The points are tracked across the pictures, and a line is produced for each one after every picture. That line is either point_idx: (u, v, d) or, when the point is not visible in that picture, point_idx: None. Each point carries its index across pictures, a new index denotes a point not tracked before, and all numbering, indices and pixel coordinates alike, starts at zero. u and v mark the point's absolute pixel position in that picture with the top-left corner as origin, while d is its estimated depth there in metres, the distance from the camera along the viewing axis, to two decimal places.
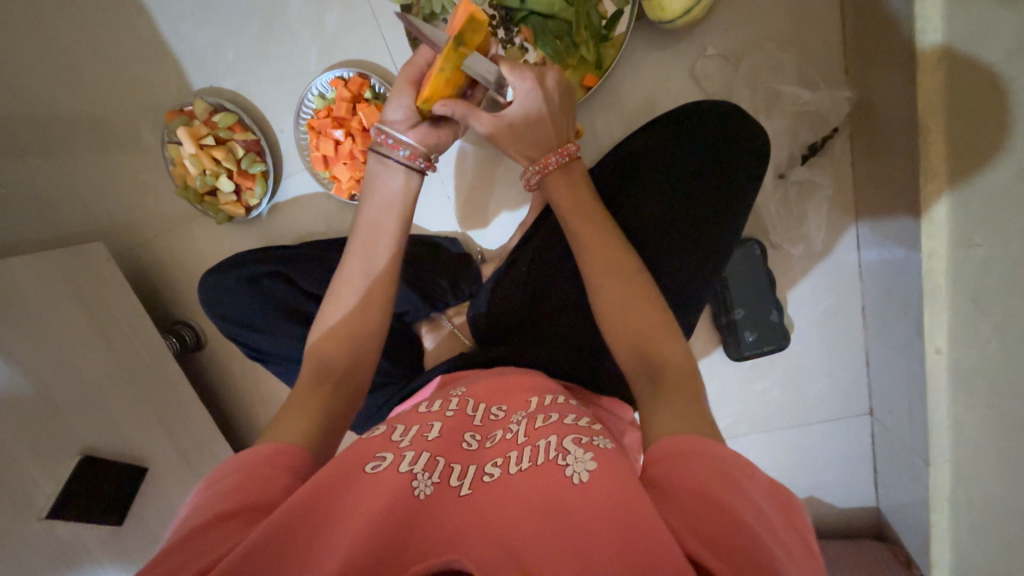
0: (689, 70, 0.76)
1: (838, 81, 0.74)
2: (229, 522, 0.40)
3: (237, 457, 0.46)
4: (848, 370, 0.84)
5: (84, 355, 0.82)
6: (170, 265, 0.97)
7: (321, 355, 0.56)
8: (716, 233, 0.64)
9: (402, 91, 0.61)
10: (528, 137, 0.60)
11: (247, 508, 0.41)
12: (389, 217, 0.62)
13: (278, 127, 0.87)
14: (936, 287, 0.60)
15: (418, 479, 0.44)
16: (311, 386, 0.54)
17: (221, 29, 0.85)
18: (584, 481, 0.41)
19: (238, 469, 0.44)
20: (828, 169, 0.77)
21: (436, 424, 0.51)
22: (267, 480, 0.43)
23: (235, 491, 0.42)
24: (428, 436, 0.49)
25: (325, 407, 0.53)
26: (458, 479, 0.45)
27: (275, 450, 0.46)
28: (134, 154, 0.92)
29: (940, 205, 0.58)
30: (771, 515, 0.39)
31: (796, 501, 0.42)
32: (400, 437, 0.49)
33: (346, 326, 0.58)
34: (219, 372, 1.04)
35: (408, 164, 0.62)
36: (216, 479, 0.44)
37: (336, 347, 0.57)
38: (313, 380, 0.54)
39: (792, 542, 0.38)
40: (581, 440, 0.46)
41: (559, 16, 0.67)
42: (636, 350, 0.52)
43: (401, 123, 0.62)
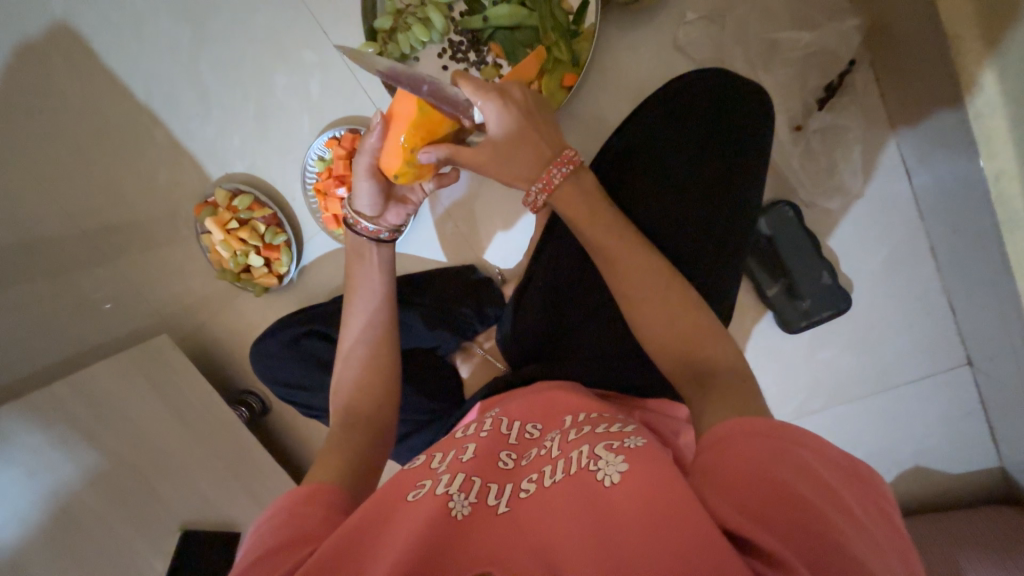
0: (671, 41, 0.70)
1: (843, 11, 0.66)
2: (276, 557, 0.42)
3: (280, 499, 0.48)
4: (928, 319, 0.75)
5: (167, 438, 0.90)
6: (226, 342, 1.06)
7: (347, 398, 0.58)
8: (737, 202, 0.59)
9: (365, 180, 0.60)
10: (512, 162, 0.57)
11: (289, 544, 0.42)
12: (372, 281, 0.63)
13: (290, 196, 0.92)
14: (1014, 212, 0.52)
15: (455, 499, 0.45)
16: (342, 434, 0.56)
17: (223, 122, 0.91)
18: (615, 483, 0.41)
19: (282, 509, 0.46)
20: (853, 106, 0.69)
21: (471, 445, 0.52)
22: (305, 517, 0.45)
23: (280, 529, 0.44)
24: (463, 457, 0.50)
25: (354, 451, 0.54)
26: (495, 498, 0.46)
27: (314, 488, 0.48)
28: (176, 249, 1.01)
29: (987, 84, 0.50)
30: (844, 493, 0.36)
31: (878, 478, 0.39)
32: (439, 463, 0.50)
33: (361, 375, 0.60)
34: (288, 432, 1.11)
35: (373, 238, 0.64)
36: (264, 522, 0.47)
37: (361, 393, 0.59)
38: (342, 425, 0.56)
39: (876, 525, 0.36)
40: (612, 445, 0.45)
41: (524, 24, 0.66)
42: (683, 357, 0.49)
43: (372, 208, 0.63)
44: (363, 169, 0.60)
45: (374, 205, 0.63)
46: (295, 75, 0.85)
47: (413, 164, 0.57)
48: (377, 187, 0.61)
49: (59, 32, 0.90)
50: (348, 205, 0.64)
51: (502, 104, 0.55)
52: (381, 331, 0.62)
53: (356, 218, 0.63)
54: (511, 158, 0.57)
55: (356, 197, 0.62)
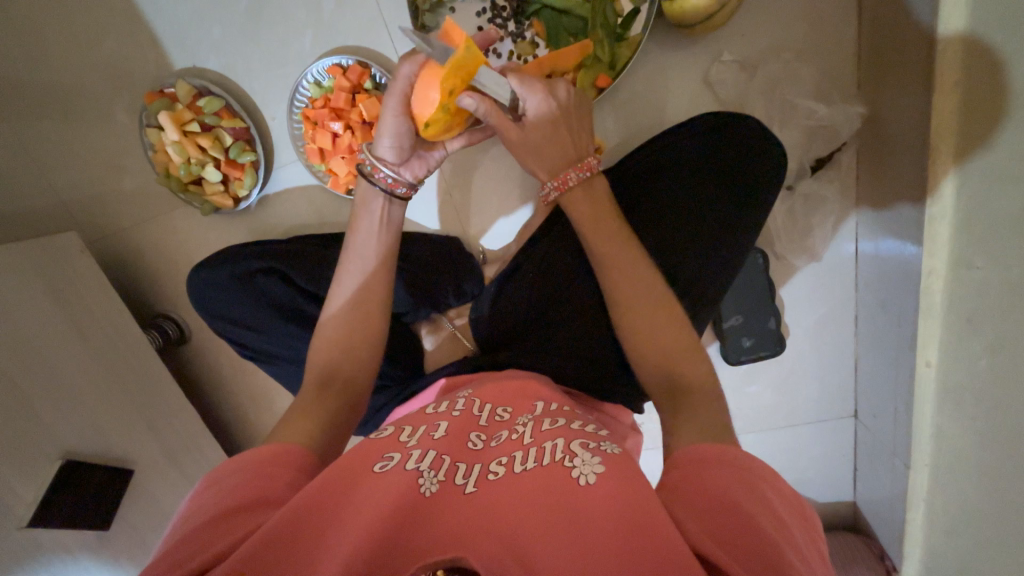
0: (703, 76, 0.73)
1: (850, 95, 0.72)
2: (236, 516, 0.42)
3: (239, 457, 0.47)
4: (838, 375, 0.87)
5: (62, 353, 0.78)
6: (153, 258, 0.93)
7: (329, 357, 0.57)
8: (732, 241, 0.63)
9: (393, 117, 0.56)
10: (539, 154, 0.58)
11: (251, 504, 0.42)
12: (370, 236, 0.60)
13: (269, 115, 0.82)
14: (932, 303, 0.61)
15: (425, 476, 0.45)
16: (316, 392, 0.55)
17: (205, 7, 0.78)
18: (590, 483, 0.43)
19: (241, 469, 0.46)
20: (834, 182, 0.77)
21: (442, 423, 0.52)
22: (271, 477, 0.45)
23: (237, 489, 0.44)
24: (435, 434, 0.50)
25: (326, 416, 0.53)
26: (463, 477, 0.46)
27: (281, 448, 0.48)
28: (110, 137, 0.86)
29: (947, 184, 0.58)
30: (791, 523, 0.40)
31: (815, 517, 0.44)
32: (408, 437, 0.50)
33: (342, 336, 0.57)
34: (207, 368, 1.01)
35: (391, 192, 0.60)
36: (218, 479, 0.46)
37: (339, 351, 0.57)
38: (319, 387, 0.55)
39: (812, 554, 0.40)
40: (588, 445, 0.47)
41: (574, 12, 0.64)
42: (667, 367, 0.52)
43: (393, 155, 0.58)
44: (392, 106, 0.55)
45: (397, 150, 0.58)
46: None
47: (446, 112, 0.54)
48: (403, 129, 0.56)
49: None
50: (367, 147, 0.59)
51: (547, 100, 0.56)
52: (374, 292, 0.59)
53: (375, 164, 0.59)
54: (544, 150, 0.58)
55: (376, 136, 0.58)
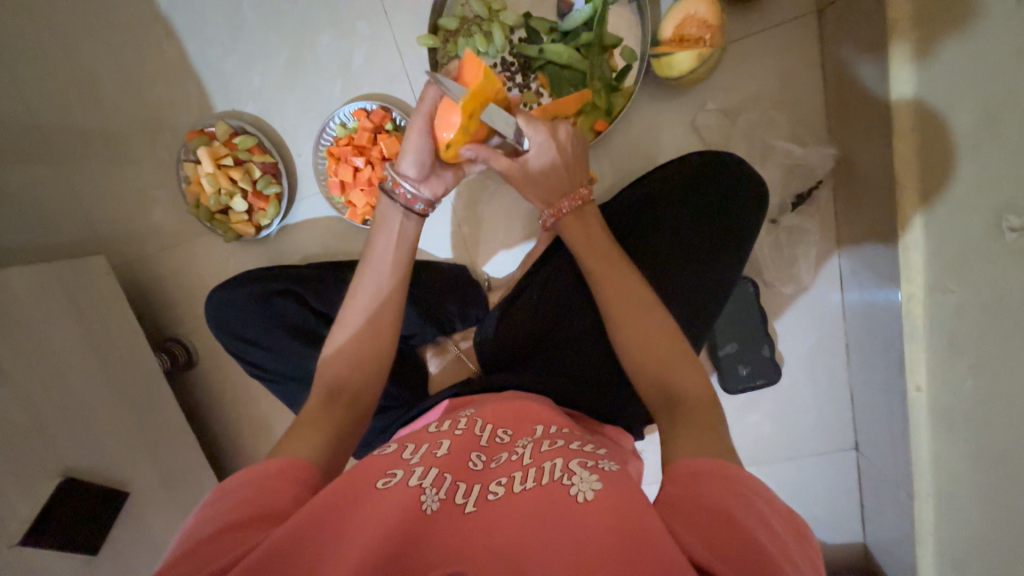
0: (690, 121, 0.82)
1: (823, 140, 0.80)
2: (240, 531, 0.43)
3: (243, 472, 0.48)
4: (834, 405, 0.89)
5: (76, 370, 0.80)
6: (172, 282, 0.97)
7: (335, 372, 0.59)
8: (720, 270, 0.69)
9: (416, 139, 0.62)
10: (539, 184, 0.63)
11: (255, 518, 0.44)
12: (389, 251, 0.64)
13: (296, 152, 0.90)
14: (914, 327, 0.63)
15: (426, 493, 0.46)
16: (324, 404, 0.56)
17: (248, 59, 0.88)
18: (588, 499, 0.44)
19: (246, 483, 0.47)
20: (815, 216, 0.83)
21: (444, 442, 0.54)
22: (276, 492, 0.46)
23: (242, 503, 0.45)
24: (438, 453, 0.52)
25: (332, 427, 0.55)
26: (463, 496, 0.47)
27: (288, 463, 0.49)
28: (147, 170, 0.94)
29: (915, 225, 0.61)
30: (783, 532, 0.42)
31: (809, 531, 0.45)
32: (411, 455, 0.51)
33: (353, 351, 0.60)
34: (211, 392, 1.02)
35: (409, 207, 0.64)
36: (223, 492, 0.47)
37: (349, 362, 0.59)
38: (326, 400, 0.57)
39: (805, 562, 0.41)
40: (586, 464, 0.48)
41: (574, 66, 0.73)
42: (662, 379, 0.55)
43: (414, 173, 0.64)
44: (418, 125, 0.62)
45: (418, 166, 0.64)
46: (340, 38, 0.85)
47: (467, 133, 0.60)
48: (425, 149, 0.63)
49: None
50: (391, 164, 0.64)
51: (549, 139, 0.63)
52: (386, 308, 0.62)
53: (396, 179, 0.63)
54: (542, 181, 0.62)
55: (400, 154, 0.64)
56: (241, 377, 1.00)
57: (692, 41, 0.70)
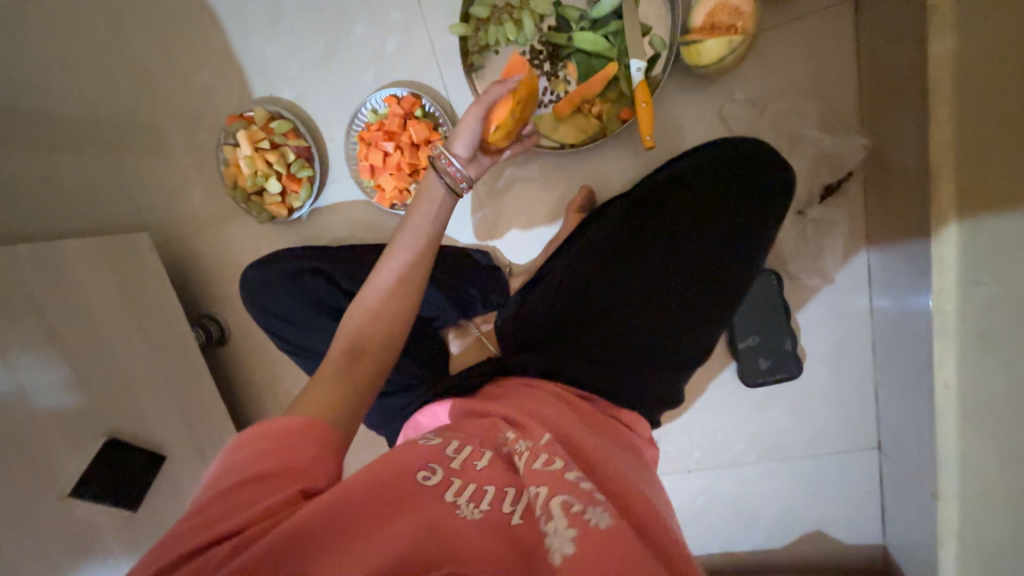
0: (717, 111, 0.81)
1: (855, 129, 0.79)
2: (260, 484, 0.43)
3: (268, 425, 0.48)
4: (858, 403, 0.87)
5: (121, 339, 0.85)
6: (207, 260, 1.02)
7: (353, 335, 0.57)
8: (738, 258, 0.74)
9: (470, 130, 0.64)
10: None
11: (277, 473, 0.44)
12: (421, 221, 0.62)
13: (329, 137, 0.93)
14: (944, 324, 0.62)
15: (465, 505, 0.43)
16: (345, 362, 0.55)
17: (286, 46, 0.91)
18: (603, 525, 0.39)
19: (269, 438, 0.47)
20: (844, 208, 0.82)
21: (485, 455, 0.50)
22: (296, 449, 0.46)
23: (265, 457, 0.45)
24: (479, 464, 0.48)
25: (349, 388, 0.54)
26: (509, 507, 0.44)
27: (310, 423, 0.48)
28: (189, 153, 0.98)
29: (950, 228, 0.61)
30: None
31: None
32: (453, 457, 0.48)
33: (378, 313, 0.58)
34: (240, 367, 1.07)
35: (453, 186, 0.64)
36: (246, 444, 0.46)
37: (373, 324, 0.57)
38: (343, 364, 0.55)
39: None
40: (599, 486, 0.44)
41: (602, 54, 0.75)
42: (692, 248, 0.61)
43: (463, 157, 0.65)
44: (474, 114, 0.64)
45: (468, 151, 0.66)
46: (374, 25, 0.87)
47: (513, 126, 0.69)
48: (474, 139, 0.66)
49: None
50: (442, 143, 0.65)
51: None
52: (414, 275, 0.60)
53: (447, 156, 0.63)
54: None
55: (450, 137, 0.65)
56: (269, 354, 1.04)
57: (723, 28, 0.71)
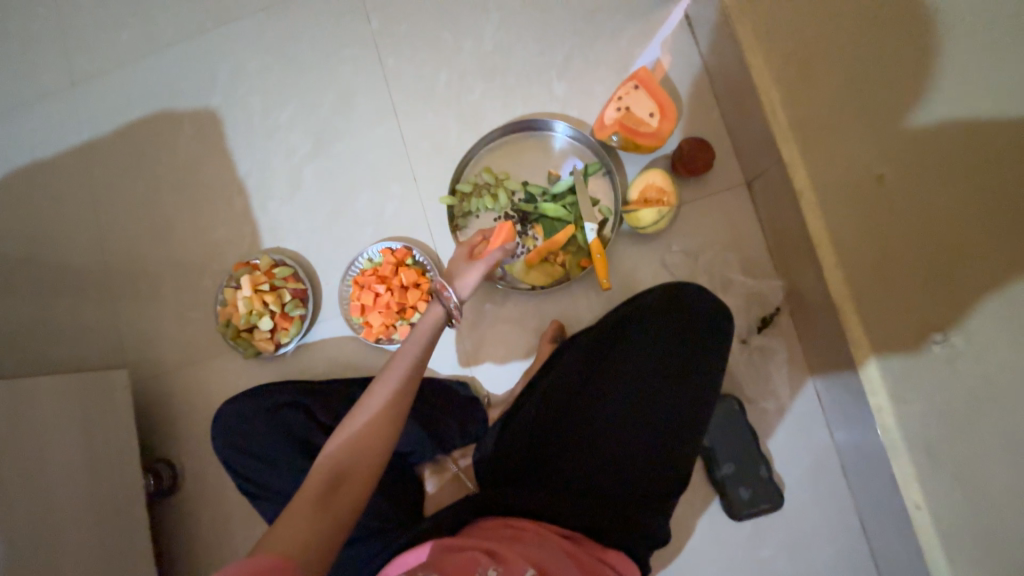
0: (660, 260, 0.98)
1: (772, 273, 0.95)
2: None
3: (238, 565, 0.46)
4: (847, 536, 0.85)
5: (66, 490, 0.79)
6: (179, 397, 1.01)
7: (335, 464, 0.57)
8: (700, 384, 0.82)
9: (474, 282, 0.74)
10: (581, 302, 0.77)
11: None
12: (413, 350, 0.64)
13: (324, 280, 1.04)
14: (895, 441, 0.69)
15: None
16: (321, 495, 0.54)
17: (299, 207, 1.08)
18: None
19: None
20: (782, 337, 0.93)
21: None
22: None
23: None
24: None
25: (321, 523, 0.53)
26: None
27: (279, 568, 0.47)
28: (188, 295, 1.06)
29: (870, 366, 0.71)
30: None
31: None
32: None
33: (360, 442, 0.58)
34: (186, 519, 0.96)
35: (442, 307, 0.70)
36: None
37: (354, 454, 0.58)
38: (317, 501, 0.54)
39: None
40: None
41: (562, 218, 0.93)
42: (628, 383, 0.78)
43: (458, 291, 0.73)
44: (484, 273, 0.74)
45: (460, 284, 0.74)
46: (376, 194, 1.07)
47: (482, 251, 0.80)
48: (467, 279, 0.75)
49: (203, 114, 1.13)
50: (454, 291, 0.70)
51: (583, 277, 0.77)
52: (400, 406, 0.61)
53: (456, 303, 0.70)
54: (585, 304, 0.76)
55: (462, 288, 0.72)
56: (224, 503, 0.95)
57: (655, 200, 0.91)
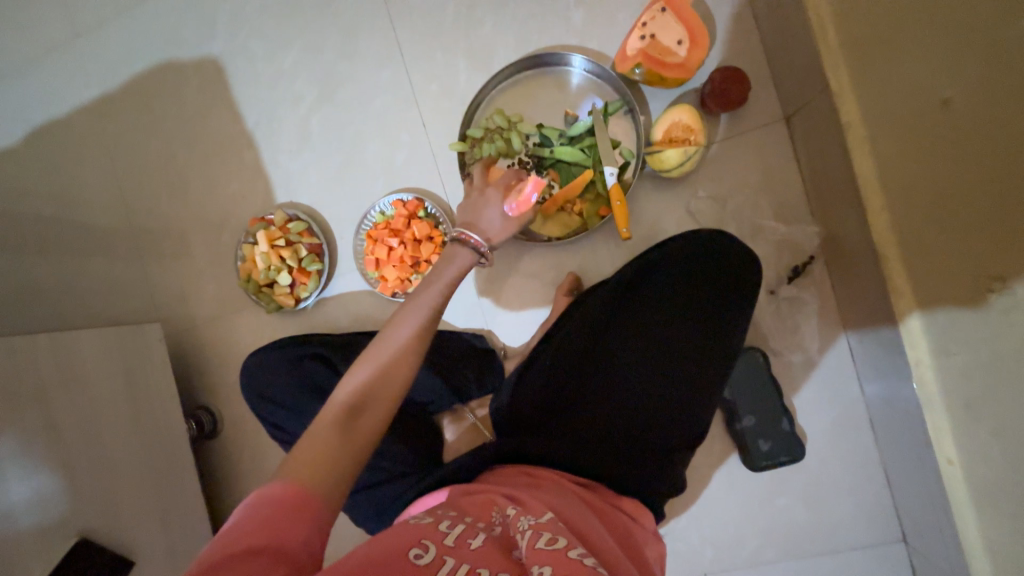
0: (685, 207, 0.92)
1: (808, 219, 0.88)
2: (251, 560, 0.43)
3: (268, 489, 0.48)
4: (869, 488, 0.84)
5: (115, 432, 0.85)
6: (210, 349, 1.05)
7: (353, 396, 0.56)
8: (722, 334, 0.80)
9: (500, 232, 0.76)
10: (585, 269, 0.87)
11: (273, 550, 0.44)
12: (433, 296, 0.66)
13: (339, 235, 1.03)
14: (930, 395, 0.65)
15: None
16: (339, 425, 0.54)
17: (309, 160, 1.06)
18: None
19: (269, 506, 0.46)
20: (815, 288, 0.87)
21: (481, 534, 0.51)
22: (291, 523, 0.46)
23: (262, 529, 0.45)
24: (473, 542, 0.49)
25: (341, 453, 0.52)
26: None
27: (304, 494, 0.48)
28: (210, 252, 1.08)
29: (911, 319, 0.66)
30: None
31: None
32: (446, 530, 0.50)
33: (378, 378, 0.58)
34: (227, 461, 1.04)
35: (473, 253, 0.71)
36: (248, 508, 0.46)
37: (372, 389, 0.57)
38: (338, 428, 0.54)
39: None
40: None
41: (580, 162, 0.87)
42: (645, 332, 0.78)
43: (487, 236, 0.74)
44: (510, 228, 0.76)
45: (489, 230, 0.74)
46: (385, 143, 1.03)
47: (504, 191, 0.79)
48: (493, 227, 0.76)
49: (206, 64, 1.09)
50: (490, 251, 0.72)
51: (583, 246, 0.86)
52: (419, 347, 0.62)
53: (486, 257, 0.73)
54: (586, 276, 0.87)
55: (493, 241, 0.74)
56: (260, 447, 1.02)
57: (680, 140, 0.84)
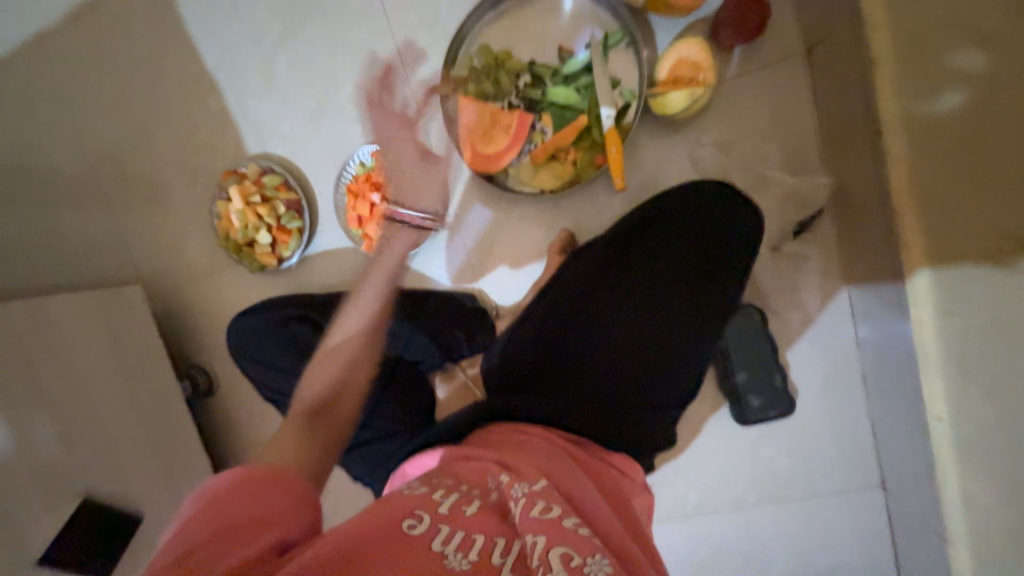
0: (688, 155, 0.85)
1: (820, 168, 0.82)
2: (228, 533, 0.45)
3: (234, 472, 0.50)
4: (854, 439, 0.85)
5: (107, 394, 0.85)
6: (196, 310, 1.03)
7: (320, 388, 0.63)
8: (718, 290, 0.78)
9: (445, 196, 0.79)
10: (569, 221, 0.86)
11: (250, 521, 0.46)
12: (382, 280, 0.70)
13: (318, 189, 0.97)
14: (928, 353, 0.63)
15: (450, 559, 0.44)
16: (311, 417, 0.60)
17: (278, 105, 0.96)
18: None
19: (238, 482, 0.49)
20: (819, 243, 0.84)
21: (474, 501, 0.51)
22: (266, 495, 0.48)
23: (231, 504, 0.47)
24: (466, 511, 0.49)
25: (312, 438, 0.59)
26: (499, 558, 0.45)
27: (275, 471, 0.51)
28: (184, 208, 1.02)
29: (920, 275, 0.62)
30: None
31: None
32: (440, 500, 0.50)
33: (341, 368, 0.64)
34: (226, 417, 1.06)
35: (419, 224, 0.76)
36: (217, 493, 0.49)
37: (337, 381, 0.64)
38: (307, 418, 0.60)
39: None
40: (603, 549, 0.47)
41: (575, 105, 0.79)
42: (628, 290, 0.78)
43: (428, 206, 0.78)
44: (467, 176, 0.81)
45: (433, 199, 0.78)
46: (361, 86, 0.93)
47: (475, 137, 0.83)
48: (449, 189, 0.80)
49: None
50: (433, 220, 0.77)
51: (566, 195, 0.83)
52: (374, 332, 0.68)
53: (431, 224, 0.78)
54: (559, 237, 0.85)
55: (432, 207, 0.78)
56: (257, 405, 1.03)
57: (686, 80, 0.76)
